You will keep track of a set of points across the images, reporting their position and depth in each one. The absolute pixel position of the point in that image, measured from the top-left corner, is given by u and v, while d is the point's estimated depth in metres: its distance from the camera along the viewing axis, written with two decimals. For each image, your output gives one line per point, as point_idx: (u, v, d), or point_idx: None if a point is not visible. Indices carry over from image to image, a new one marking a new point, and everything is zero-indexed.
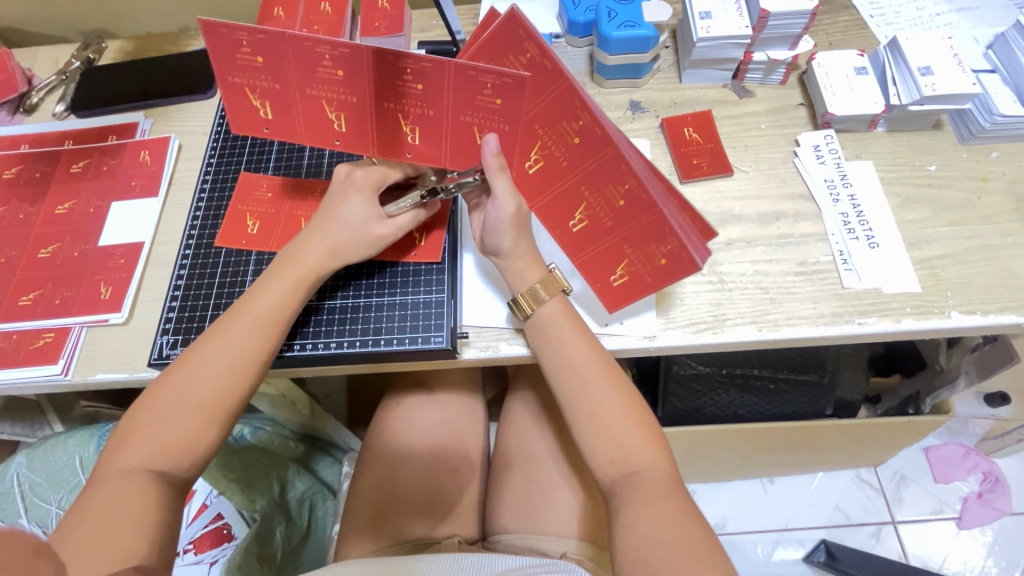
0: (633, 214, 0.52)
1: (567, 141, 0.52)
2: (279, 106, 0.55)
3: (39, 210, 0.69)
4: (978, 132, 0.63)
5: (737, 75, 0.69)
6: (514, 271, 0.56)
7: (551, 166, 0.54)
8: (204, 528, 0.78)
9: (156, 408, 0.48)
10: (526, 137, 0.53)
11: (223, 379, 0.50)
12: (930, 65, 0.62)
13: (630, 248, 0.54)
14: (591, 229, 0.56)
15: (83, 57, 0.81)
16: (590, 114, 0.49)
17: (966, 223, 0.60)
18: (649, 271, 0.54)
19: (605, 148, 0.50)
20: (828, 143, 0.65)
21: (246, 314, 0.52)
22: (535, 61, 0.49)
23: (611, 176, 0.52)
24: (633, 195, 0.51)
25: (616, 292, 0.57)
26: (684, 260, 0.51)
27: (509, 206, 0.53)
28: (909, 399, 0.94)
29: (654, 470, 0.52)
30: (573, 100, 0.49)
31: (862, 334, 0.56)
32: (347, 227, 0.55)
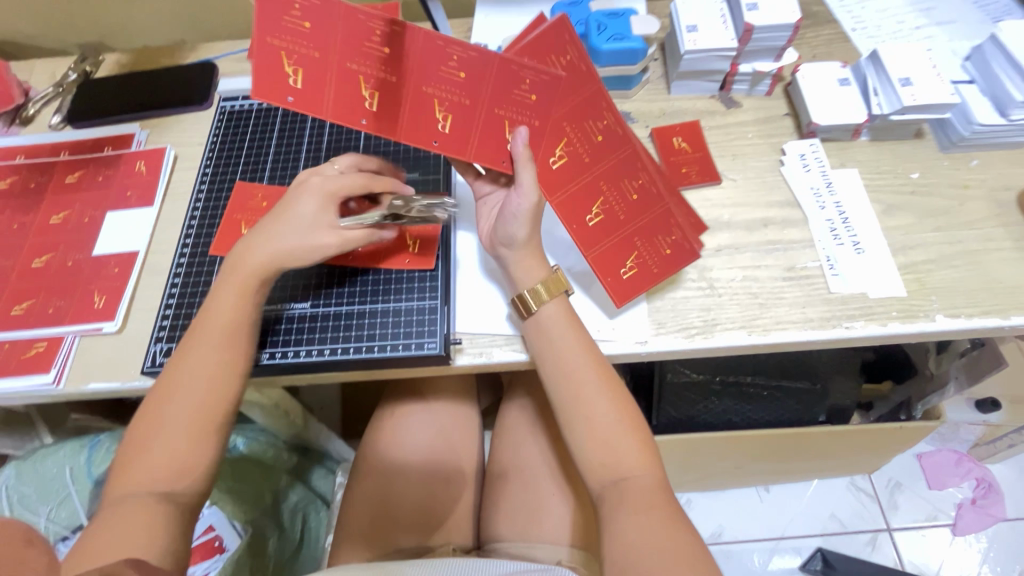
0: (644, 207, 0.59)
1: (590, 138, 0.56)
2: (310, 76, 0.50)
3: (34, 220, 0.69)
4: (958, 141, 0.65)
5: (724, 87, 0.71)
6: (514, 271, 0.57)
7: (572, 162, 0.57)
8: (195, 539, 0.75)
9: (141, 437, 0.49)
10: (551, 135, 0.55)
11: (200, 398, 0.50)
12: (910, 76, 0.64)
13: (640, 240, 0.59)
14: (605, 223, 0.58)
15: (80, 69, 0.81)
16: (614, 116, 0.56)
17: (949, 229, 0.61)
18: (655, 262, 0.59)
19: (622, 147, 0.57)
20: (814, 152, 0.66)
21: (204, 333, 0.52)
22: (572, 65, 0.54)
23: (626, 173, 0.58)
24: (646, 189, 0.58)
25: (628, 283, 0.58)
26: (686, 249, 0.59)
27: (533, 197, 0.54)
28: (901, 405, 0.95)
29: (643, 476, 0.52)
30: (602, 103, 0.56)
31: (849, 338, 0.57)
32: (295, 232, 0.55)
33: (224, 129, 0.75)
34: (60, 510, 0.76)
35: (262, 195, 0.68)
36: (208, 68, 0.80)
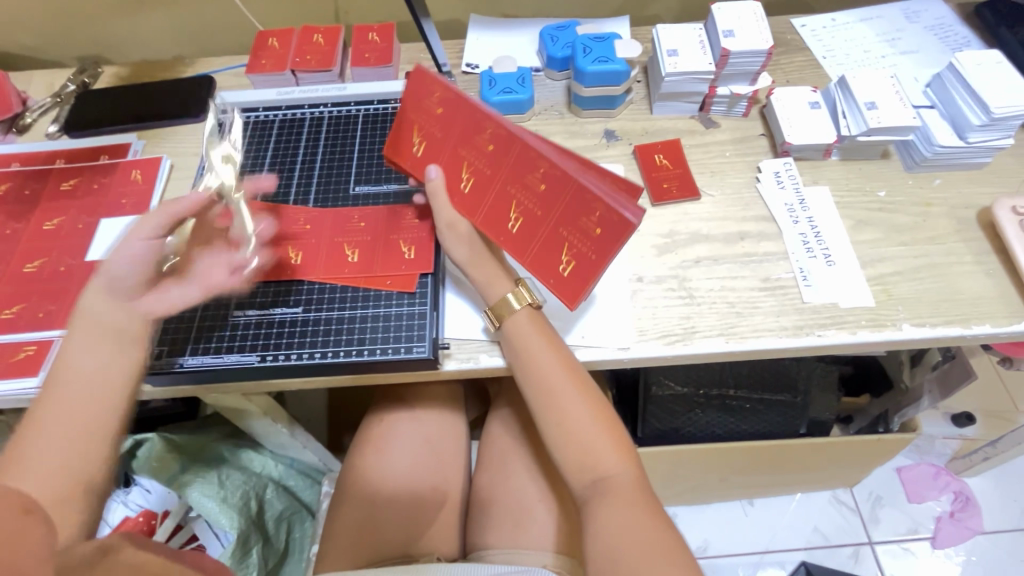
0: (558, 193, 0.55)
1: (483, 150, 0.58)
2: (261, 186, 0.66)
3: (27, 226, 0.70)
4: (921, 161, 0.68)
5: (703, 108, 0.75)
6: (486, 285, 0.59)
7: (479, 179, 0.58)
8: (179, 549, 0.77)
9: (14, 448, 0.41)
10: (454, 161, 0.59)
11: (88, 394, 0.44)
12: (875, 100, 0.68)
13: (565, 231, 0.55)
14: (525, 225, 0.57)
15: (78, 81, 0.83)
16: (494, 119, 0.56)
17: (914, 243, 0.64)
18: (589, 246, 0.54)
19: (513, 142, 0.56)
20: (787, 170, 0.70)
21: (85, 330, 0.46)
22: (444, 98, 0.59)
23: (527, 167, 0.56)
24: (552, 173, 0.54)
25: (568, 282, 0.56)
26: (616, 223, 0.53)
27: (445, 218, 0.59)
28: (879, 418, 0.98)
29: (622, 475, 0.53)
30: (479, 114, 0.57)
31: (821, 345, 0.59)
32: (201, 269, 0.53)
33: None
34: None
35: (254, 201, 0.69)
36: (205, 81, 0.82)
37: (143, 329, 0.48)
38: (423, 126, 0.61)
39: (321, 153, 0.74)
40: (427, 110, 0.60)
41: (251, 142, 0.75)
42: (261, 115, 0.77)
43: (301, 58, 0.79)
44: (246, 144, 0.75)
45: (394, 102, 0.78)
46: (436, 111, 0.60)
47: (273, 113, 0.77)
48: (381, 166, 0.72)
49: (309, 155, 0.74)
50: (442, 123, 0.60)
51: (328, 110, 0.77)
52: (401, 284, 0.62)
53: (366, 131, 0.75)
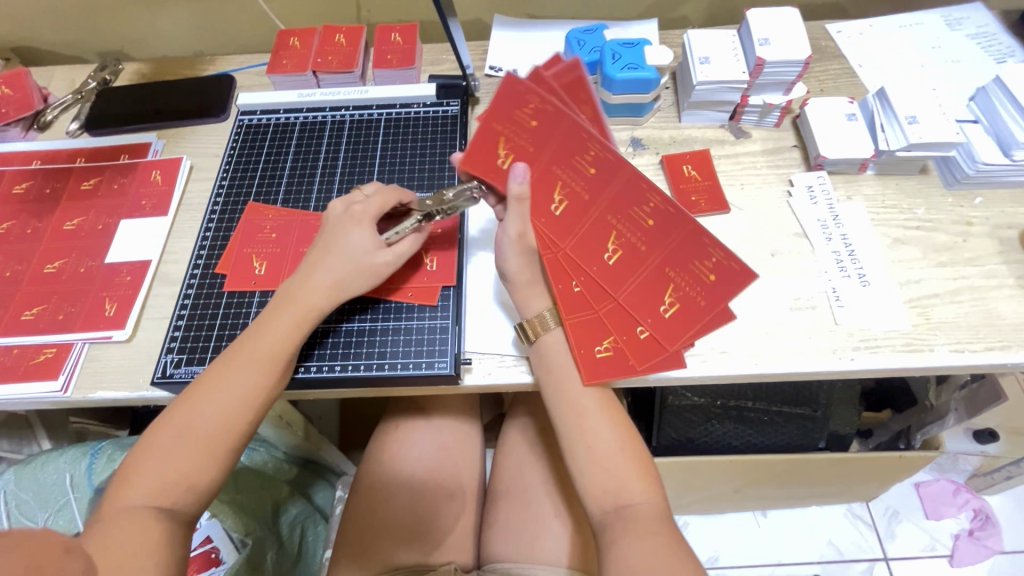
0: (665, 231, 0.55)
1: (584, 173, 0.56)
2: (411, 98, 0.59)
3: (48, 225, 0.70)
4: (962, 178, 0.66)
5: (734, 117, 0.73)
6: (520, 298, 0.57)
7: (573, 203, 0.57)
8: (193, 551, 0.77)
9: (139, 456, 0.49)
10: (549, 179, 0.57)
11: (228, 417, 0.50)
12: (916, 114, 0.65)
13: (671, 270, 0.56)
14: (625, 257, 0.57)
15: (99, 77, 0.83)
16: (598, 141, 0.53)
17: (953, 264, 0.62)
18: (676, 322, 0.57)
19: (620, 170, 0.54)
20: (821, 184, 0.67)
21: (247, 357, 0.53)
22: (540, 109, 0.55)
23: (633, 200, 0.55)
24: (662, 211, 0.54)
25: (642, 347, 0.57)
26: (714, 308, 0.56)
27: (514, 230, 0.56)
28: (900, 434, 0.95)
29: (647, 502, 0.52)
30: (580, 132, 0.54)
31: (854, 370, 0.57)
32: (351, 265, 0.56)
33: (241, 141, 0.75)
34: (58, 519, 0.76)
35: (274, 208, 0.69)
36: (226, 81, 0.81)
37: (285, 366, 0.54)
38: (512, 139, 0.57)
39: (342, 160, 0.73)
40: (518, 121, 0.56)
41: (273, 146, 0.75)
42: (282, 117, 0.77)
43: (322, 58, 0.78)
44: (267, 147, 0.74)
45: (417, 106, 0.76)
46: (528, 122, 0.56)
47: (295, 116, 0.77)
48: (406, 171, 0.71)
49: (331, 161, 0.73)
50: (535, 138, 0.56)
51: (350, 113, 0.76)
52: (423, 296, 0.62)
53: (388, 136, 0.74)
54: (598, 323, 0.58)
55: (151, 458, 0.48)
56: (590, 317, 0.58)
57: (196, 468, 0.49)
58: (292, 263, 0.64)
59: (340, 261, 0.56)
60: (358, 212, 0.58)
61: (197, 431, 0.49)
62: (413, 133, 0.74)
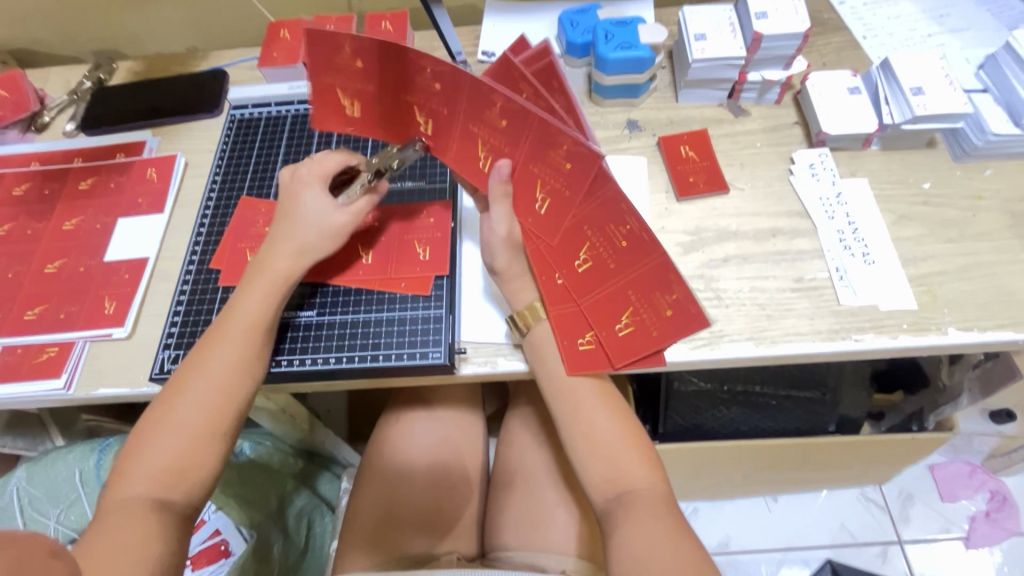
0: (637, 257, 0.54)
1: (560, 170, 0.52)
2: (368, 104, 0.58)
3: (47, 226, 0.70)
4: (971, 150, 0.64)
5: (733, 95, 0.71)
6: (510, 288, 0.57)
7: (556, 202, 0.54)
8: (202, 543, 0.79)
9: (134, 450, 0.49)
10: (528, 180, 0.54)
11: (214, 400, 0.50)
12: (922, 85, 0.63)
13: (635, 295, 0.55)
14: (593, 270, 0.56)
15: (94, 77, 0.83)
16: (569, 137, 0.49)
17: (962, 240, 0.60)
18: (655, 323, 0.56)
19: (590, 179, 0.51)
20: (823, 161, 0.65)
21: (226, 332, 0.53)
22: (507, 109, 0.50)
23: (610, 216, 0.53)
24: (635, 234, 0.53)
25: (623, 343, 0.56)
26: (690, 310, 0.55)
27: (503, 228, 0.56)
28: (913, 415, 0.93)
29: (650, 488, 0.52)
30: (552, 130, 0.49)
31: (859, 351, 0.56)
32: (308, 223, 0.57)
33: (233, 137, 0.75)
34: (71, 513, 0.78)
35: (268, 202, 0.69)
36: (219, 76, 0.81)
37: (265, 337, 0.54)
38: (486, 138, 0.54)
39: (334, 151, 0.72)
40: (489, 121, 0.52)
41: (265, 141, 0.74)
42: (273, 111, 0.77)
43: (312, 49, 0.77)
44: (259, 141, 0.74)
45: None
46: (499, 123, 0.52)
47: (287, 109, 0.77)
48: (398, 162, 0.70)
49: (323, 153, 0.72)
50: (507, 137, 0.53)
51: None
52: (416, 286, 0.61)
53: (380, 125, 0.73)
54: (579, 316, 0.57)
55: (150, 446, 0.49)
56: (572, 310, 0.57)
57: (192, 459, 0.49)
58: None
59: (296, 222, 0.58)
60: (304, 175, 0.60)
61: (191, 412, 0.50)
62: None
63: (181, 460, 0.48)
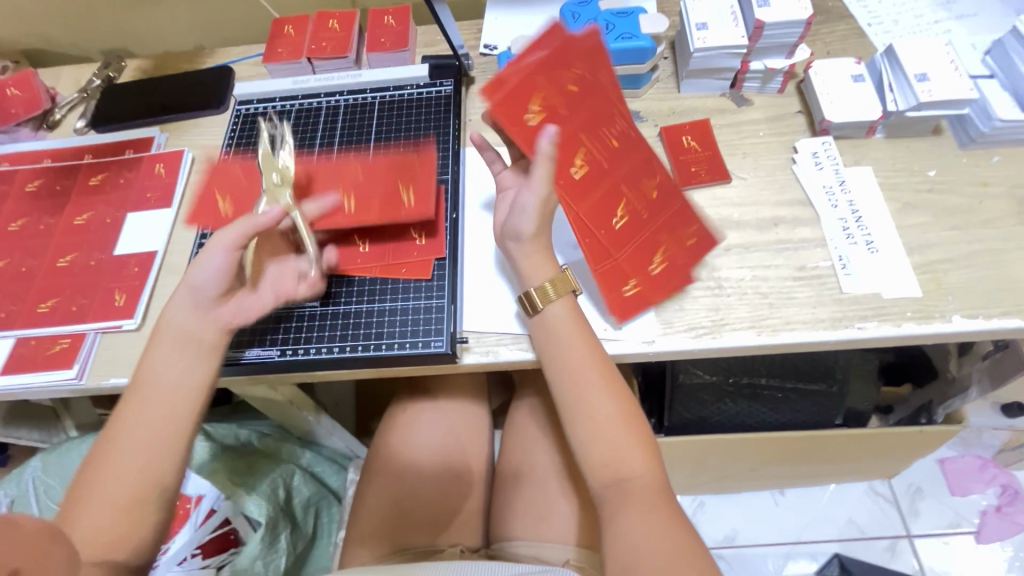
0: (665, 203, 0.61)
1: (606, 144, 0.60)
2: (361, 189, 0.64)
3: (59, 221, 0.72)
4: (977, 137, 0.63)
5: (735, 84, 0.70)
6: (528, 266, 0.57)
7: (592, 168, 0.59)
8: (212, 532, 0.79)
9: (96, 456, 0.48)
10: (570, 144, 0.59)
11: (169, 403, 0.50)
12: (927, 72, 0.62)
13: (666, 239, 0.60)
14: (628, 225, 0.60)
15: (103, 75, 0.84)
16: (625, 121, 0.61)
17: (968, 227, 0.60)
18: (683, 258, 0.60)
19: (638, 149, 0.61)
20: (827, 149, 0.65)
21: (166, 340, 0.51)
22: (577, 76, 0.59)
23: (640, 174, 0.61)
24: (663, 185, 0.61)
25: (658, 282, 0.59)
26: (707, 239, 0.61)
27: (540, 191, 0.55)
28: (921, 408, 0.92)
29: (647, 477, 0.52)
30: (615, 109, 0.60)
31: (861, 339, 0.56)
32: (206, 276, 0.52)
33: (239, 132, 0.76)
34: None
35: None
36: (225, 74, 0.82)
37: (210, 345, 0.52)
38: (548, 95, 0.58)
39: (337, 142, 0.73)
40: (553, 83, 0.58)
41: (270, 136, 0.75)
42: (277, 105, 0.78)
43: (317, 45, 0.78)
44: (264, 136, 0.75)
45: (411, 87, 0.76)
46: (564, 85, 0.58)
47: (290, 103, 0.77)
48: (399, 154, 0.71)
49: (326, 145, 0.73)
50: (567, 99, 0.59)
51: (344, 98, 0.76)
52: (416, 273, 0.62)
53: (382, 117, 0.74)
54: (617, 270, 0.59)
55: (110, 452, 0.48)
56: (610, 264, 0.59)
57: (157, 459, 0.48)
58: None
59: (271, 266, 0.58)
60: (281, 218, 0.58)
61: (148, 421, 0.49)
62: (409, 115, 0.74)
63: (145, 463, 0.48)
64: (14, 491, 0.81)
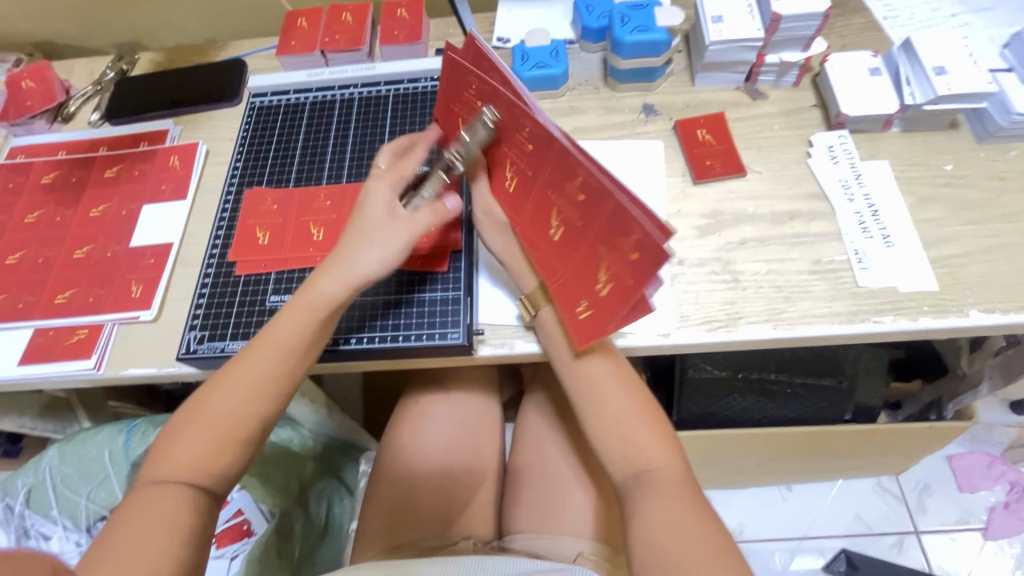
0: (595, 206, 0.48)
1: (522, 149, 0.52)
2: None
3: (75, 213, 0.72)
4: (994, 131, 0.63)
5: (750, 78, 0.70)
6: (514, 273, 0.59)
7: (521, 180, 0.55)
8: (227, 522, 0.81)
9: (172, 446, 0.50)
10: (497, 159, 0.56)
11: (248, 404, 0.51)
12: (945, 64, 0.62)
13: (604, 250, 0.49)
14: (567, 237, 0.53)
15: (117, 68, 0.84)
16: (527, 117, 0.49)
17: (985, 222, 0.59)
18: (626, 272, 0.48)
19: (552, 144, 0.49)
20: (843, 143, 0.65)
21: (263, 343, 0.53)
22: (481, 90, 0.53)
23: (566, 172, 0.49)
24: (588, 184, 0.47)
25: (605, 302, 0.51)
26: (652, 244, 0.45)
27: (481, 207, 0.60)
28: (930, 404, 0.91)
29: (667, 468, 0.52)
30: (515, 109, 0.50)
31: (878, 333, 0.56)
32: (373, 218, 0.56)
33: (253, 124, 0.77)
34: (101, 491, 0.82)
35: (287, 188, 0.70)
36: (238, 66, 0.82)
37: (297, 356, 0.53)
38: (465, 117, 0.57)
39: (351, 136, 0.74)
40: (467, 102, 0.55)
41: (284, 129, 0.75)
42: (292, 98, 0.78)
43: (330, 38, 0.78)
44: (278, 129, 0.76)
45: (424, 81, 0.76)
46: (475, 103, 0.55)
47: (304, 96, 0.78)
48: None
49: (340, 138, 0.74)
50: (481, 117, 0.55)
51: (358, 91, 0.77)
52: (433, 264, 0.62)
53: (396, 111, 0.75)
54: (566, 292, 0.55)
55: (183, 438, 0.50)
56: (559, 282, 0.55)
57: (222, 453, 0.50)
58: (294, 235, 0.66)
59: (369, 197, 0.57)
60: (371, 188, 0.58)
61: (222, 416, 0.50)
62: (422, 109, 0.74)
63: (210, 454, 0.49)
64: (32, 479, 0.82)
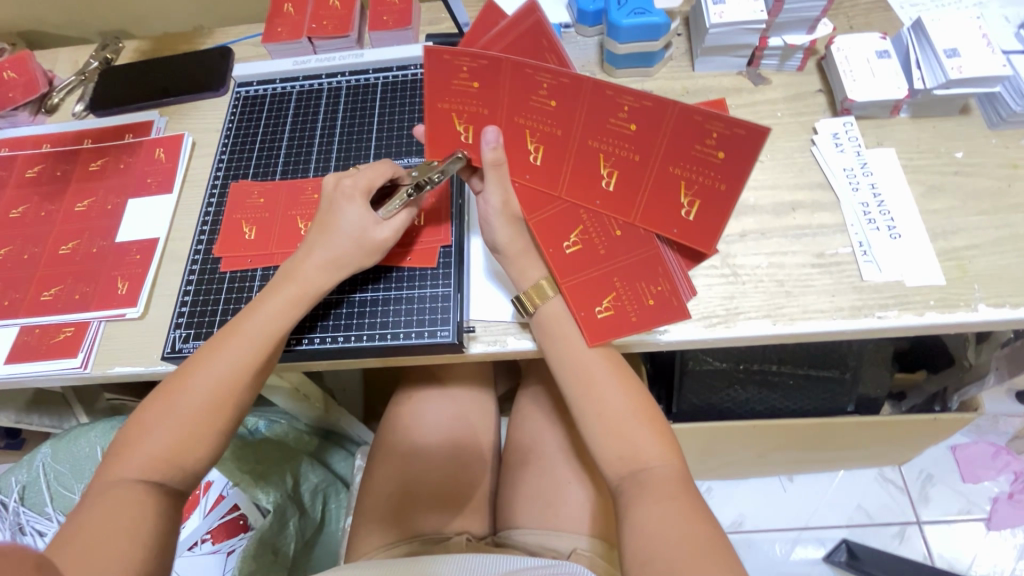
0: (654, 125, 0.51)
1: (546, 110, 0.53)
2: None
3: (60, 207, 0.71)
4: (1008, 117, 0.60)
5: (752, 62, 0.67)
6: (517, 269, 0.56)
7: (550, 146, 0.55)
8: (222, 518, 0.82)
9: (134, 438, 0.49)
10: (515, 137, 0.55)
11: (214, 399, 0.51)
12: (957, 47, 0.59)
13: (676, 167, 0.52)
14: (623, 179, 0.55)
15: (100, 57, 0.82)
16: (544, 73, 0.50)
17: (996, 212, 0.57)
18: (713, 177, 0.52)
19: (579, 87, 0.50)
20: (848, 131, 0.62)
21: (239, 336, 0.53)
22: (475, 69, 0.51)
23: (605, 109, 0.51)
24: (638, 109, 0.50)
25: (695, 222, 0.55)
26: (741, 136, 0.48)
27: (497, 198, 0.55)
28: (935, 395, 0.90)
29: (664, 467, 0.51)
30: (524, 69, 0.50)
31: (882, 328, 0.54)
32: (345, 237, 0.55)
33: (239, 115, 0.74)
34: None
35: (273, 181, 0.68)
36: (225, 55, 0.80)
37: (274, 350, 0.54)
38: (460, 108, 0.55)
39: (339, 126, 0.72)
40: (461, 90, 0.53)
41: (271, 119, 0.73)
42: (279, 87, 0.76)
43: (317, 24, 0.75)
44: (265, 120, 0.73)
45: (414, 68, 0.74)
46: (469, 87, 0.53)
47: (291, 86, 0.76)
48: (402, 139, 0.69)
49: (329, 129, 0.72)
50: (482, 98, 0.53)
51: (345, 79, 0.75)
52: (422, 260, 0.61)
53: (386, 100, 0.72)
54: (597, 282, 0.56)
55: (145, 433, 0.49)
56: (592, 271, 0.56)
57: (186, 449, 0.49)
58: (281, 230, 0.64)
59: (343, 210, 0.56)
60: (345, 187, 0.57)
61: (187, 411, 0.50)
62: (411, 98, 0.72)
63: (174, 452, 0.49)
64: (27, 477, 0.82)
